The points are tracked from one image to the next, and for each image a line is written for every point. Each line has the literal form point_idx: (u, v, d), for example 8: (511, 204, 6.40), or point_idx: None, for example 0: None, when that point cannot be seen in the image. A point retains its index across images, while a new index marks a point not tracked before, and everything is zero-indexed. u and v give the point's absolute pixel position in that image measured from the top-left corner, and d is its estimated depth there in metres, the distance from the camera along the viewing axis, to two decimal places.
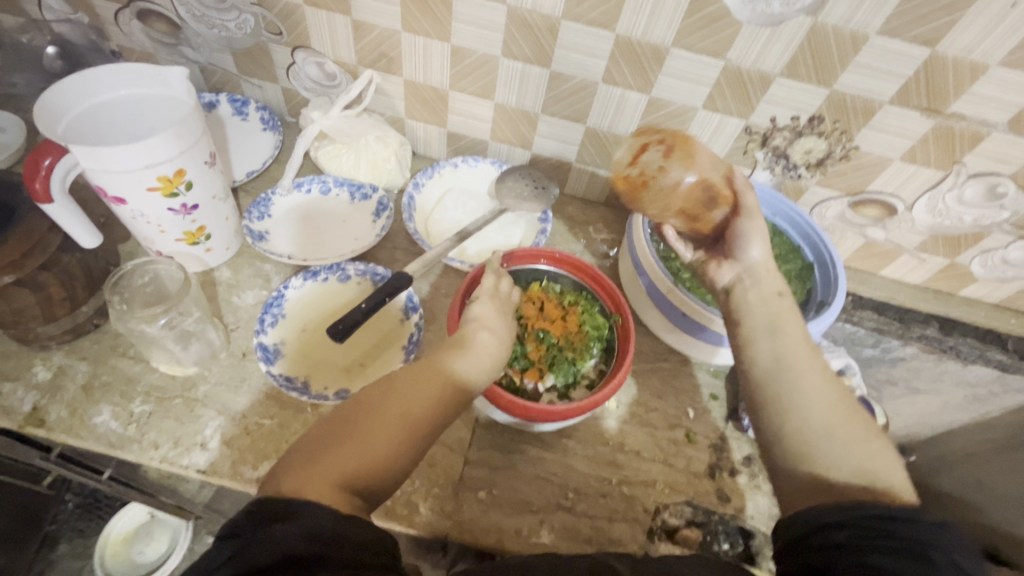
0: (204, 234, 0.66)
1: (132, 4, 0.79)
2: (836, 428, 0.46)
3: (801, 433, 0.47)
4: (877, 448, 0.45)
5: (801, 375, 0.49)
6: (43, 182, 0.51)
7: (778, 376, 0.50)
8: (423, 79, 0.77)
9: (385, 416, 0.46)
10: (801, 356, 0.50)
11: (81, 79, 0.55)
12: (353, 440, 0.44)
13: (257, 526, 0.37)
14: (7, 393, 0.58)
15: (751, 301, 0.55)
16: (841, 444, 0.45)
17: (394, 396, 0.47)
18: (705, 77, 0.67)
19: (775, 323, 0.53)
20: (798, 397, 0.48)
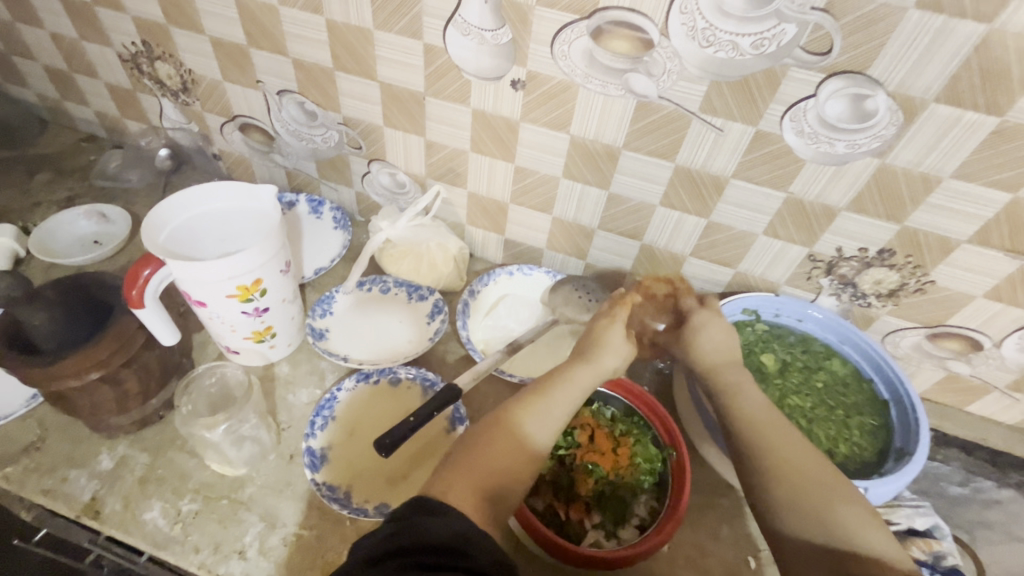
0: (270, 332, 0.69)
1: (236, 119, 0.90)
2: (824, 494, 0.47)
3: (792, 499, 0.47)
4: (867, 520, 0.45)
5: (775, 441, 0.51)
6: (139, 290, 0.56)
7: (758, 441, 0.52)
8: (486, 192, 0.81)
9: (508, 441, 0.50)
10: (769, 423, 0.54)
11: (186, 196, 0.63)
12: (482, 459, 0.48)
13: (413, 519, 0.42)
14: (72, 480, 0.61)
15: (729, 380, 0.58)
16: (822, 502, 0.47)
17: (505, 432, 0.50)
18: (766, 207, 0.67)
19: (744, 396, 0.56)
20: (782, 461, 0.50)
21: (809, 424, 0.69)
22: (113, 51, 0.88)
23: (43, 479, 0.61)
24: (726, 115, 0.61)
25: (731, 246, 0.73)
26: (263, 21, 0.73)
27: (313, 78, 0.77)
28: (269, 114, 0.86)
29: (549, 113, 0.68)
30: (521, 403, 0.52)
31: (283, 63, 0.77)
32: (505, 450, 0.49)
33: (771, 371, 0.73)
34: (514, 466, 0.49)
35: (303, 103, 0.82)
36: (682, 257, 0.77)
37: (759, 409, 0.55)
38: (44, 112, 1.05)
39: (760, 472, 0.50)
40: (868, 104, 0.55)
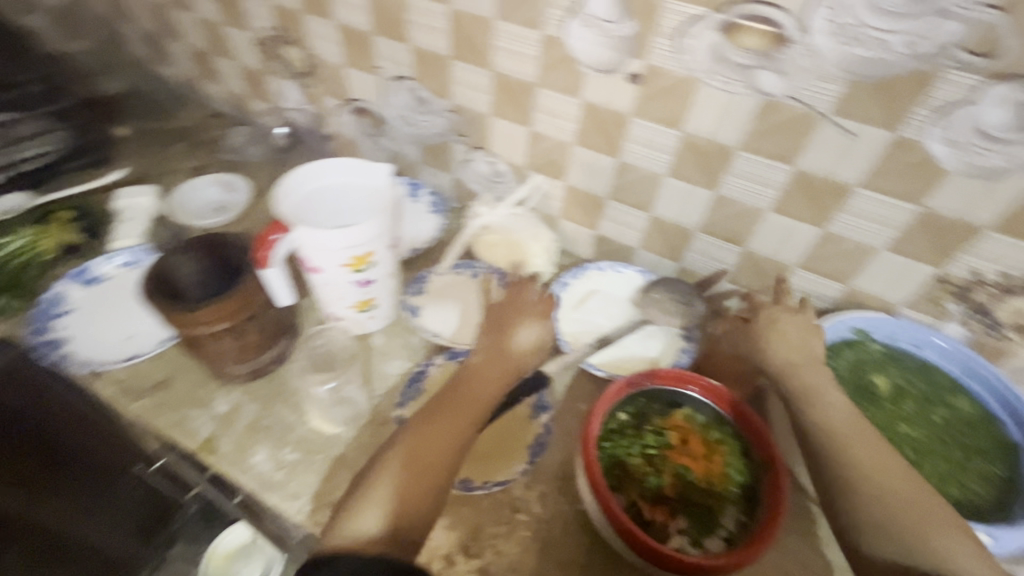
0: (372, 304, 0.73)
1: (351, 103, 0.95)
2: (906, 507, 0.50)
3: (877, 509, 0.51)
4: (952, 531, 0.49)
5: (861, 455, 0.54)
6: (267, 251, 0.61)
7: (845, 454, 0.54)
8: (585, 186, 0.81)
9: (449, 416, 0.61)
10: (859, 436, 0.55)
11: (311, 169, 0.67)
12: (396, 483, 0.56)
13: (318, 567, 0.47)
14: (193, 418, 0.67)
15: (807, 384, 0.60)
16: (914, 523, 0.49)
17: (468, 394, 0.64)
18: (894, 220, 0.62)
19: (823, 404, 0.58)
20: (880, 484, 0.52)
21: (921, 458, 0.63)
22: (250, 34, 0.96)
23: (170, 414, 0.67)
24: (861, 118, 0.57)
25: (845, 260, 0.69)
26: (390, 9, 0.77)
27: (429, 66, 0.81)
28: (382, 99, 0.90)
29: (664, 108, 0.67)
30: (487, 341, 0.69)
31: (403, 49, 0.81)
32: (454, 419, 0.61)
33: (883, 397, 0.67)
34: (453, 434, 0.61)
35: (416, 90, 0.85)
36: (787, 268, 0.73)
37: (844, 421, 0.56)
38: (184, 89, 1.16)
39: (850, 490, 0.52)
40: None
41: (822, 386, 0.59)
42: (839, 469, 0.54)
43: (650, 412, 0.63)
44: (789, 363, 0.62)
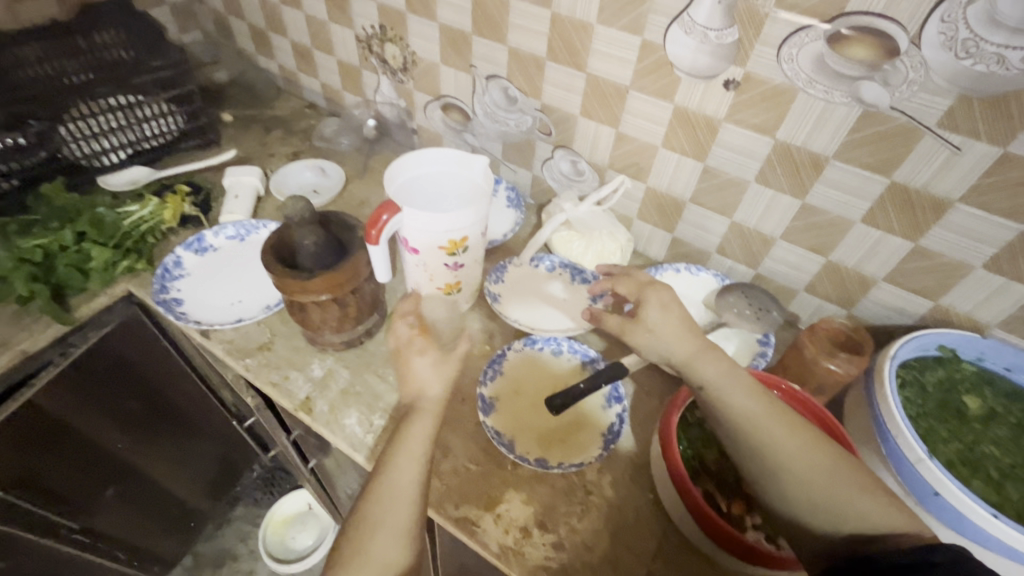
0: (457, 288, 0.77)
1: (441, 99, 1.01)
2: (820, 485, 0.50)
3: (800, 498, 0.50)
4: (867, 496, 0.49)
5: (776, 445, 0.52)
6: (378, 231, 0.65)
7: (756, 447, 0.52)
8: (666, 188, 0.83)
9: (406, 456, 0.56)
10: (767, 418, 0.53)
11: (414, 157, 0.72)
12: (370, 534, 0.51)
13: None
14: (292, 379, 0.73)
15: (709, 378, 0.56)
16: (834, 494, 0.49)
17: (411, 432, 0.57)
18: (994, 237, 0.61)
19: (731, 395, 0.55)
20: (792, 463, 0.51)
21: (1007, 481, 0.59)
22: (353, 32, 1.03)
23: (272, 374, 0.74)
24: (969, 132, 0.57)
25: (935, 276, 0.68)
26: (493, 12, 0.82)
27: (523, 65, 0.85)
28: (472, 97, 0.95)
29: (757, 115, 0.68)
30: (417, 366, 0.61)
31: (499, 50, 0.86)
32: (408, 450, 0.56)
33: (974, 418, 0.65)
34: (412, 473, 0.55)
35: (507, 88, 0.90)
36: (872, 281, 0.73)
37: (756, 407, 0.54)
38: (283, 81, 1.25)
39: (775, 479, 0.51)
40: None
41: (726, 373, 0.56)
42: (755, 460, 0.53)
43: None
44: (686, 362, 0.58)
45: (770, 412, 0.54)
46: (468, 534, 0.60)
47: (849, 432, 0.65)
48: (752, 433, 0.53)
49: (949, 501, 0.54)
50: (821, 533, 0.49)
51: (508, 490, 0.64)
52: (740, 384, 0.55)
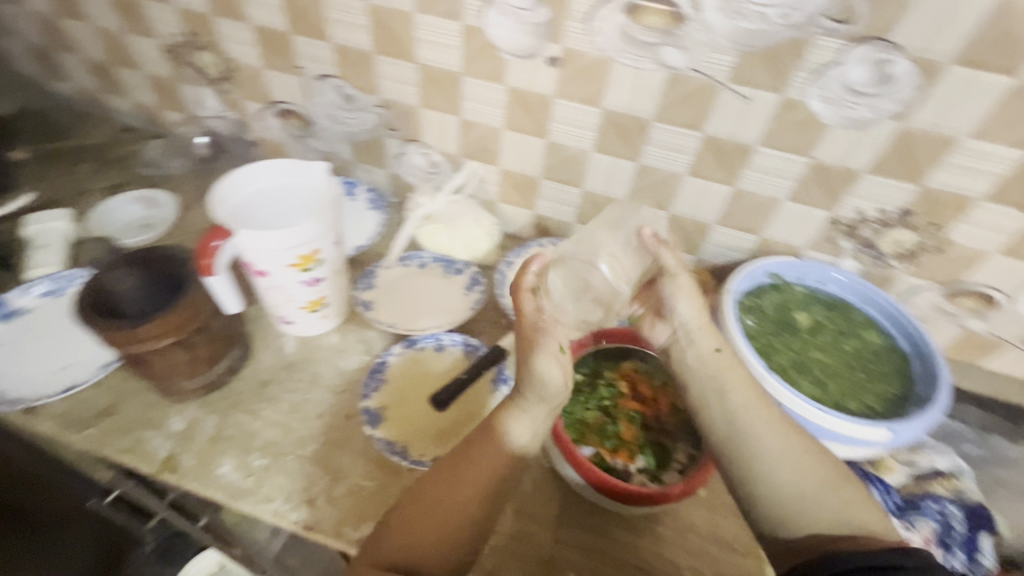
0: (323, 303, 0.73)
1: (275, 106, 0.93)
2: (801, 483, 0.51)
3: (783, 495, 0.51)
4: (838, 495, 0.50)
5: (760, 441, 0.53)
6: (212, 258, 0.60)
7: (740, 441, 0.53)
8: (518, 168, 0.85)
9: (430, 503, 0.53)
10: (751, 413, 0.54)
11: (245, 173, 0.67)
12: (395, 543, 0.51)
13: None
14: (147, 440, 0.65)
15: (701, 379, 0.59)
16: (813, 490, 0.50)
17: (456, 482, 0.54)
18: (791, 172, 0.71)
19: (724, 391, 0.57)
20: (775, 462, 0.52)
21: (828, 378, 0.71)
22: (157, 42, 0.92)
23: (122, 440, 0.65)
24: (754, 84, 0.64)
25: (754, 213, 0.77)
26: (307, 9, 0.77)
27: (352, 61, 0.81)
28: (307, 100, 0.90)
29: (582, 88, 0.72)
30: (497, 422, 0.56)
31: (324, 48, 0.81)
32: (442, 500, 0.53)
33: (802, 329, 0.76)
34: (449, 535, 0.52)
35: (341, 87, 0.86)
36: (708, 226, 0.81)
37: (743, 405, 0.55)
38: (84, 104, 1.08)
39: (752, 477, 0.52)
40: (889, 69, 0.59)
41: (726, 367, 0.58)
42: (739, 460, 0.53)
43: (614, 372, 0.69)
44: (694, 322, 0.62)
45: (757, 407, 0.55)
46: None
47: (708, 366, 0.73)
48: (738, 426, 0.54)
49: (789, 407, 0.63)
50: (790, 531, 0.50)
51: None
52: (725, 369, 0.58)
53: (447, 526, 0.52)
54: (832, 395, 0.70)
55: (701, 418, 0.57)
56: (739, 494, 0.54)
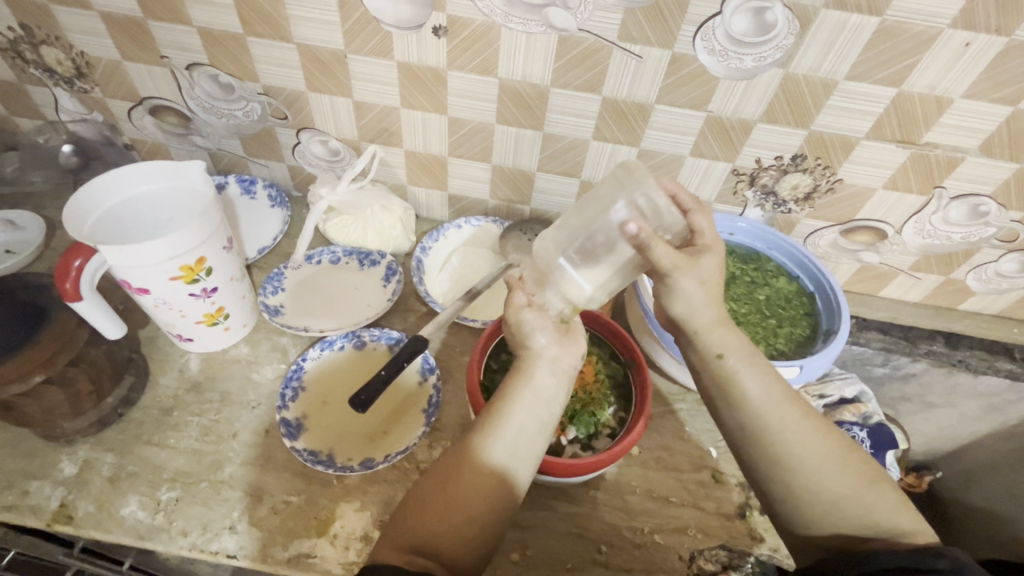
0: (223, 314, 0.68)
1: (144, 102, 0.84)
2: (834, 486, 0.50)
3: (810, 499, 0.50)
4: (874, 495, 0.50)
5: (788, 443, 0.51)
6: (73, 282, 0.53)
7: (765, 442, 0.52)
8: (423, 148, 0.81)
9: (437, 507, 0.48)
10: (777, 413, 0.52)
11: (106, 180, 0.59)
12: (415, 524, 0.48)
13: None
14: (34, 491, 0.58)
15: (723, 373, 0.54)
16: (843, 492, 0.50)
17: (459, 485, 0.49)
18: (691, 128, 0.71)
19: (747, 387, 0.53)
20: (805, 464, 0.50)
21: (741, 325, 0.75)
22: None
23: (2, 496, 0.57)
24: (643, 42, 0.63)
25: (662, 171, 0.77)
26: None
27: (221, 46, 0.73)
28: (180, 93, 0.81)
29: (476, 58, 0.68)
30: (488, 425, 0.51)
31: (186, 33, 0.72)
32: (446, 505, 0.48)
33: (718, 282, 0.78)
34: (457, 543, 0.47)
35: (216, 75, 0.78)
36: None
37: (769, 402, 0.52)
38: None
39: (779, 477, 0.51)
40: (767, 17, 0.59)
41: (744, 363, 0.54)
42: (765, 460, 0.52)
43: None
44: (698, 320, 0.55)
45: (785, 404, 0.52)
46: (306, 570, 0.56)
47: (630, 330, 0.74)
48: (766, 428, 0.52)
49: None
50: (815, 531, 0.50)
51: (340, 505, 0.60)
52: (740, 362, 0.54)
53: (456, 534, 0.47)
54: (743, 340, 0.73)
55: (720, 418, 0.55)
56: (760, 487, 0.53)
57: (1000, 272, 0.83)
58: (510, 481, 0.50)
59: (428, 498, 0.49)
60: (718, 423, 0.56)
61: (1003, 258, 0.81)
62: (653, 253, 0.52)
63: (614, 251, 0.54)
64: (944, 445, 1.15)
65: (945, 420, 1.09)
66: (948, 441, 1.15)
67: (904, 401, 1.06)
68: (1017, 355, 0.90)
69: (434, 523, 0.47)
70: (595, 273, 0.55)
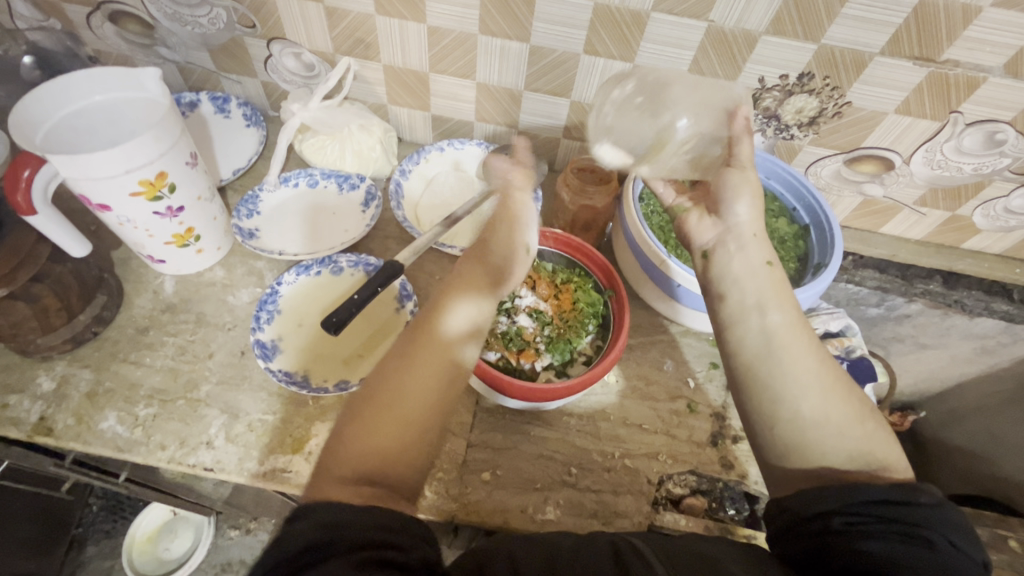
0: (193, 236, 0.66)
1: (102, 7, 0.77)
2: (836, 412, 0.47)
3: (809, 426, 0.47)
4: (873, 426, 0.47)
5: (793, 367, 0.48)
6: (24, 195, 0.51)
7: (768, 367, 0.49)
8: (403, 63, 0.75)
9: (383, 426, 0.45)
10: (791, 333, 0.50)
11: (55, 86, 0.55)
12: (359, 442, 0.44)
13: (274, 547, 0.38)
14: (13, 405, 0.59)
15: (750, 288, 0.53)
16: (840, 421, 0.47)
17: (402, 396, 0.46)
18: (690, 41, 0.65)
19: (766, 304, 0.51)
20: (807, 390, 0.47)
21: None
22: None
23: None
24: None
25: None
26: None
27: None
28: None
29: None
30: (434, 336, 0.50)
31: None
32: (395, 421, 0.46)
33: None
34: (406, 462, 0.45)
35: None
36: None
37: (783, 323, 0.50)
38: None
39: (775, 402, 0.48)
40: None
41: (772, 283, 0.52)
42: (765, 385, 0.49)
43: (539, 272, 0.66)
44: (753, 227, 0.55)
45: (799, 330, 0.50)
46: (281, 483, 0.57)
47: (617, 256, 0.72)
48: (778, 349, 0.49)
49: (690, 287, 0.63)
50: (805, 463, 0.46)
51: (314, 425, 0.61)
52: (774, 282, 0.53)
53: (402, 451, 0.45)
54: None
55: (732, 335, 0.52)
56: (754, 417, 0.50)
57: (1010, 209, 0.79)
58: (448, 389, 0.49)
59: (369, 418, 0.46)
60: (726, 343, 0.53)
61: (1016, 193, 0.76)
62: (741, 143, 0.57)
63: (715, 117, 0.57)
64: (931, 385, 1.16)
65: (934, 361, 1.08)
66: (935, 381, 1.15)
67: (896, 341, 1.05)
68: (1016, 296, 0.87)
69: (380, 442, 0.44)
70: (696, 122, 0.57)
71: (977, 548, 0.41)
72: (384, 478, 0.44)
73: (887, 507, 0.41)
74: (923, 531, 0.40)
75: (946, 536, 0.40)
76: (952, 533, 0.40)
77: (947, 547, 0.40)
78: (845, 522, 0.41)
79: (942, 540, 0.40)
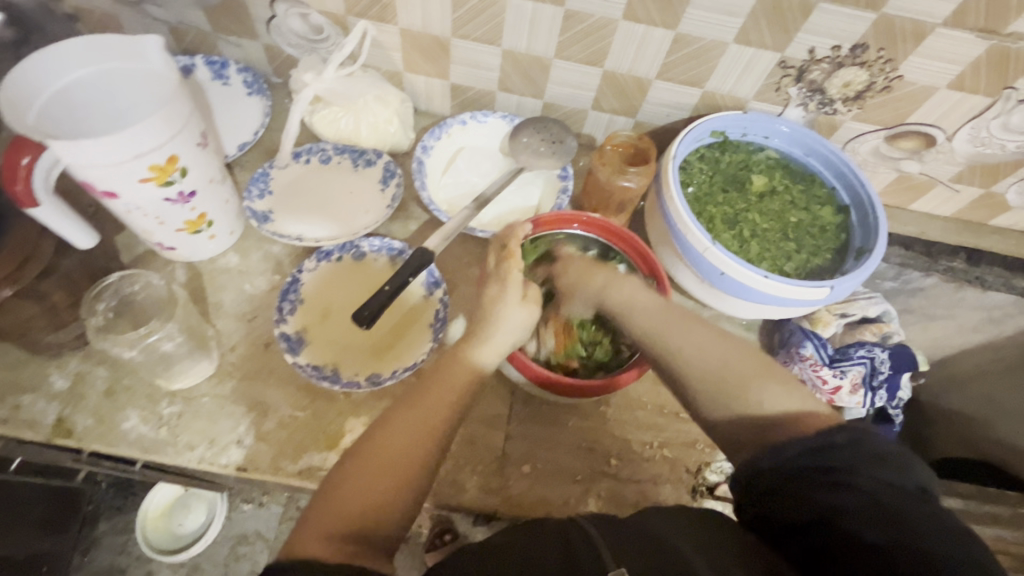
0: (206, 221, 0.61)
1: None
2: (704, 381, 0.49)
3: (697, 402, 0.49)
4: (774, 385, 0.47)
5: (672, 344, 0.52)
6: (25, 184, 0.46)
7: (655, 340, 0.53)
8: (422, 27, 0.69)
9: (370, 461, 0.46)
10: (663, 314, 0.54)
11: (46, 57, 0.49)
12: (338, 497, 0.44)
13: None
14: (27, 406, 0.55)
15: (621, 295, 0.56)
16: (711, 390, 0.49)
17: (389, 443, 0.47)
18: (740, 7, 0.60)
19: (635, 308, 0.55)
20: (683, 362, 0.51)
21: (764, 242, 0.69)
22: None
23: None
24: None
25: (698, 61, 0.67)
26: None
27: None
28: None
29: None
30: (468, 354, 0.53)
31: None
32: (377, 463, 0.46)
33: (752, 192, 0.72)
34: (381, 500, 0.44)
35: None
36: (646, 82, 0.71)
37: (655, 311, 0.54)
38: None
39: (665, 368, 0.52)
40: None
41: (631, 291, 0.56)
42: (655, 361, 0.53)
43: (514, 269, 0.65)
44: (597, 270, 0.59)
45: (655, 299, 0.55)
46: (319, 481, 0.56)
47: (653, 235, 0.69)
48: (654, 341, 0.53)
49: (734, 277, 0.61)
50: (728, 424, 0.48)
51: (348, 420, 0.59)
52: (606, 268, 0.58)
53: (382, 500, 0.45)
54: (752, 254, 0.68)
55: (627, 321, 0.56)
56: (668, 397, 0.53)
57: None
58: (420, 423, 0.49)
59: (401, 411, 0.49)
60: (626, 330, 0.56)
61: None
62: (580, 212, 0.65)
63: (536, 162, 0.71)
64: None
65: None
66: None
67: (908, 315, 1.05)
68: None
69: (360, 495, 0.44)
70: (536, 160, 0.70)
71: (908, 479, 0.40)
72: (375, 536, 0.43)
73: (817, 457, 0.42)
74: (847, 476, 0.40)
75: (868, 475, 0.40)
76: (871, 469, 0.40)
77: (862, 487, 0.39)
78: (774, 478, 0.43)
79: (866, 483, 0.40)
